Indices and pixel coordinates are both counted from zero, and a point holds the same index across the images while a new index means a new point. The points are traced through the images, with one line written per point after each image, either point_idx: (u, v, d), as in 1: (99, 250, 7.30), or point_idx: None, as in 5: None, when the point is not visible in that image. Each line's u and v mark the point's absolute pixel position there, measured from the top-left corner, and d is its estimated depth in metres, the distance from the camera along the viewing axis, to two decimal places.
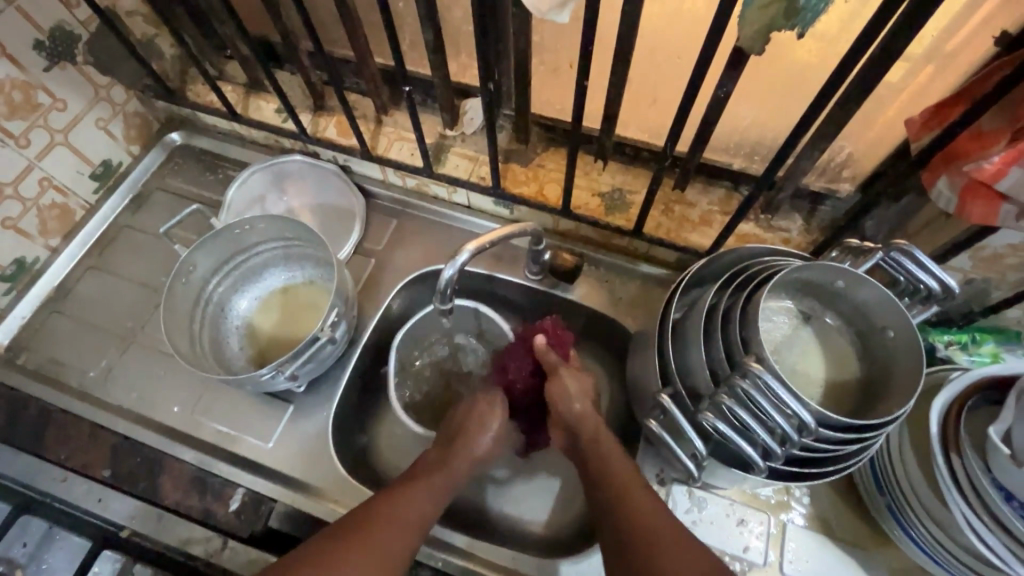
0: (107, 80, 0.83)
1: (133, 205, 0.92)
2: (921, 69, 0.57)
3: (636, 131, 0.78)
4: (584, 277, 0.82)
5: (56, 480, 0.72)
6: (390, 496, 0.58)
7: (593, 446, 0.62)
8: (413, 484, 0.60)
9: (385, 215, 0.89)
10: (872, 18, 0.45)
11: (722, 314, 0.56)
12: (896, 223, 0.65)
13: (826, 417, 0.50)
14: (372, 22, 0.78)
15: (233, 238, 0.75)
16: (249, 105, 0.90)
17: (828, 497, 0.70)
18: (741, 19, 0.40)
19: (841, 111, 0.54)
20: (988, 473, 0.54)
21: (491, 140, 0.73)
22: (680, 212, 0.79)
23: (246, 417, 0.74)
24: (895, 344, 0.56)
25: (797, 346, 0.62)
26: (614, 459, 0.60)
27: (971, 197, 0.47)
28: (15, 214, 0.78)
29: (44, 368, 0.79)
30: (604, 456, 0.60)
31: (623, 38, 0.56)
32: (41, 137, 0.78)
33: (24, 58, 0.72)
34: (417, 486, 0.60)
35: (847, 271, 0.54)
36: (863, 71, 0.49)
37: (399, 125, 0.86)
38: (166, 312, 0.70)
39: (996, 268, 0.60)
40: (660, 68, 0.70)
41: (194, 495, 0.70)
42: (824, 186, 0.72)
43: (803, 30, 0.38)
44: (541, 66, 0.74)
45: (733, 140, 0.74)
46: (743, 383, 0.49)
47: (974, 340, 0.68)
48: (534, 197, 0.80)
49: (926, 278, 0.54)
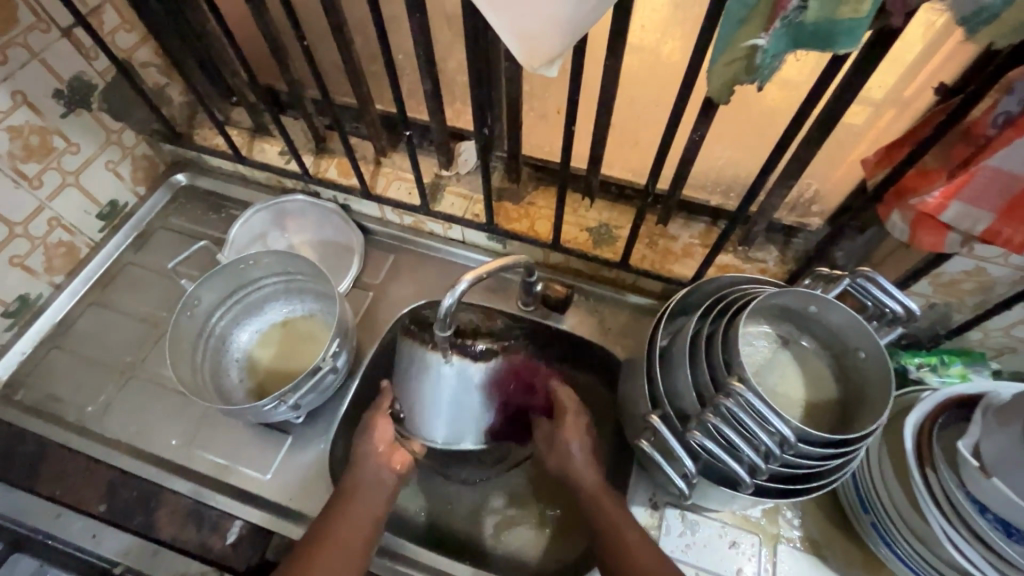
0: (119, 125, 0.88)
1: (137, 242, 0.94)
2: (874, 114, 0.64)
3: (619, 170, 0.83)
4: (575, 308, 0.86)
5: (50, 516, 0.71)
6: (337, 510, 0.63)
7: (592, 503, 0.65)
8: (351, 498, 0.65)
9: (383, 250, 0.93)
10: (823, 71, 0.51)
11: (706, 340, 0.60)
12: (864, 253, 0.70)
13: (806, 433, 0.53)
14: (374, 72, 0.85)
15: (238, 273, 0.78)
16: (254, 148, 0.94)
17: (817, 519, 0.71)
18: (709, 74, 0.45)
19: (804, 151, 0.60)
20: (962, 486, 0.58)
21: (485, 179, 0.78)
22: (664, 245, 0.83)
23: (244, 449, 0.75)
24: (867, 365, 0.60)
25: (777, 368, 0.65)
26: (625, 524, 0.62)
27: (922, 227, 0.51)
28: (23, 251, 0.80)
29: (41, 403, 0.80)
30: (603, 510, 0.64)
31: (607, 87, 0.62)
32: (54, 179, 0.81)
33: (43, 106, 0.77)
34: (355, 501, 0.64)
35: (819, 296, 0.58)
36: (822, 116, 0.55)
37: (397, 166, 0.91)
38: (171, 343, 0.72)
39: (954, 292, 0.65)
40: (640, 114, 0.77)
41: (190, 528, 0.70)
42: (795, 220, 0.77)
43: (762, 84, 0.42)
44: (530, 112, 0.81)
45: (709, 178, 0.80)
46: (727, 402, 0.53)
47: (944, 362, 0.71)
48: (526, 232, 0.85)
49: (891, 303, 0.58)
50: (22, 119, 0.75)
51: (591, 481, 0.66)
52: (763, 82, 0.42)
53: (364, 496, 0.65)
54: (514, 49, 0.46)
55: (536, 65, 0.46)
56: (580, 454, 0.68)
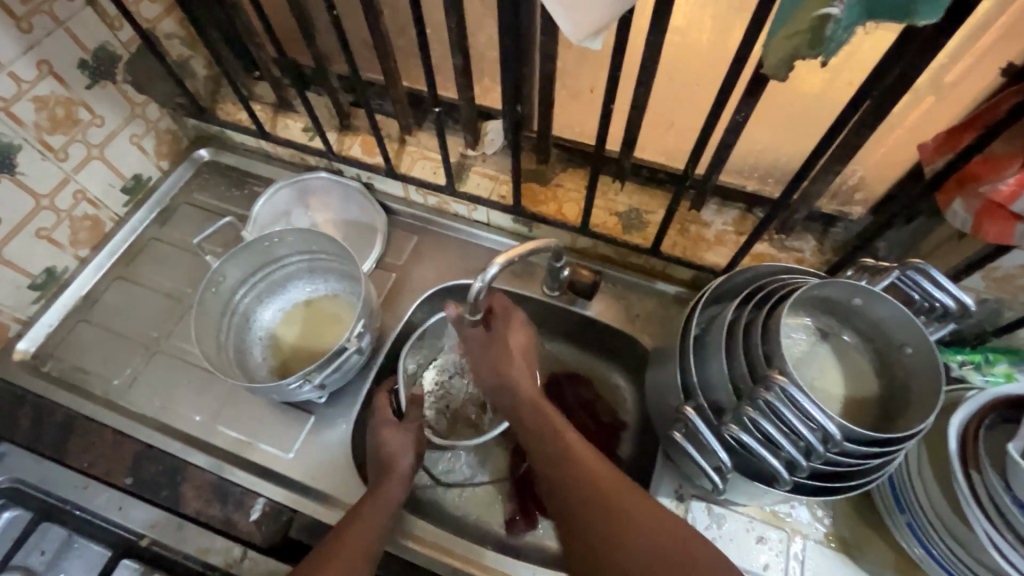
0: (143, 98, 0.86)
1: (160, 217, 0.94)
2: (921, 100, 0.60)
3: (653, 153, 0.80)
4: (601, 294, 0.84)
5: (78, 487, 0.71)
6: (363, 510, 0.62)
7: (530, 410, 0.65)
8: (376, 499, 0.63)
9: (406, 231, 0.92)
10: (892, 46, 0.47)
11: (744, 329, 0.58)
12: (910, 244, 0.67)
13: (850, 431, 0.51)
14: (402, 47, 0.82)
15: (262, 251, 0.77)
16: (277, 124, 0.93)
17: (848, 517, 0.69)
18: (765, 47, 0.42)
19: (857, 134, 0.57)
20: (1008, 491, 0.55)
21: (515, 160, 0.75)
22: (695, 231, 0.81)
23: (266, 426, 0.75)
24: (913, 361, 0.57)
25: (816, 362, 0.63)
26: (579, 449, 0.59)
27: (987, 217, 0.48)
28: (49, 224, 0.80)
29: (68, 375, 0.80)
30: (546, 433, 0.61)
31: (649, 63, 0.59)
32: (79, 151, 0.81)
33: (68, 76, 0.76)
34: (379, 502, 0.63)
35: (866, 289, 0.55)
36: (881, 99, 0.52)
37: (422, 144, 0.89)
38: (197, 320, 0.71)
39: (1009, 288, 0.62)
40: (677, 95, 0.74)
41: (215, 504, 0.70)
42: (836, 208, 0.74)
43: (827, 59, 0.39)
44: (563, 91, 0.78)
45: (747, 162, 0.77)
46: (768, 395, 0.51)
47: (988, 360, 0.68)
48: (553, 215, 0.83)
49: (942, 296, 0.56)
50: (48, 89, 0.74)
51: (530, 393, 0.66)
52: (828, 57, 0.39)
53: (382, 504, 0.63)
54: (557, 18, 0.43)
55: (581, 37, 0.43)
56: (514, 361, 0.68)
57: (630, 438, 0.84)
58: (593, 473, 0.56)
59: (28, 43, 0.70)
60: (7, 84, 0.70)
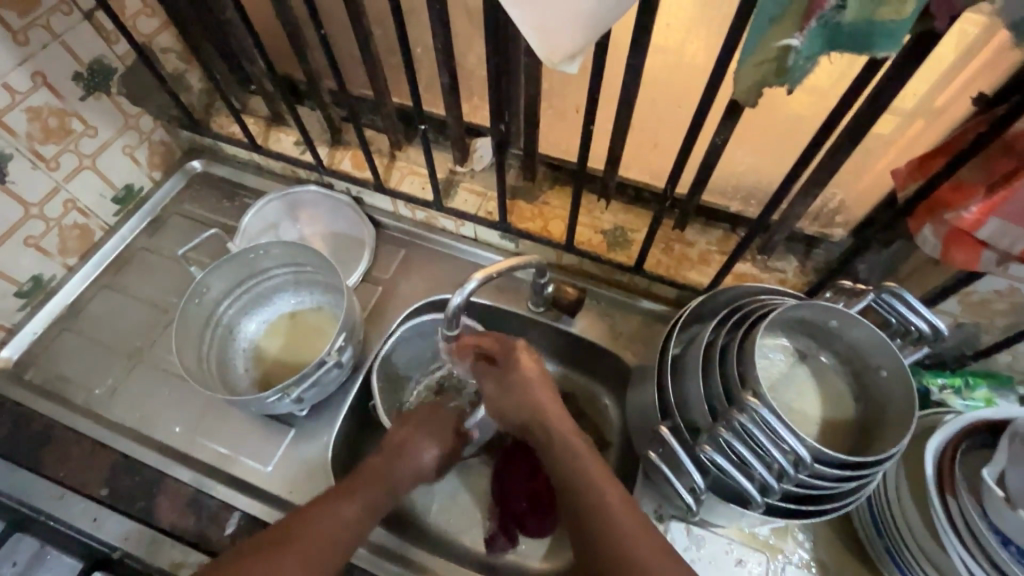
0: (137, 110, 0.88)
1: (150, 227, 0.95)
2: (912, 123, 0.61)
3: (638, 173, 0.82)
4: (586, 311, 0.85)
5: (53, 497, 0.70)
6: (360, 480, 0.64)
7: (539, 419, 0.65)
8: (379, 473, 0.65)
9: (394, 244, 0.93)
10: (861, 74, 0.48)
11: (720, 352, 0.58)
12: (888, 268, 0.67)
13: (822, 453, 0.51)
14: (393, 65, 0.84)
15: (247, 263, 0.77)
16: (270, 137, 0.94)
17: (828, 540, 0.69)
18: (735, 75, 0.43)
19: (832, 160, 0.58)
20: (985, 517, 0.55)
21: (500, 178, 0.76)
22: (680, 250, 0.81)
23: (245, 438, 0.75)
24: (888, 384, 0.57)
25: (793, 383, 0.63)
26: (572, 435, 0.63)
27: (955, 243, 0.49)
28: (38, 232, 0.81)
29: (50, 383, 0.80)
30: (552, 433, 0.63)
31: (629, 85, 0.60)
32: (71, 161, 0.82)
33: (63, 88, 0.77)
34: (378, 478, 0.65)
35: (840, 311, 0.55)
36: (853, 124, 0.53)
37: (411, 160, 0.90)
38: (179, 330, 0.72)
39: (984, 313, 0.62)
40: (661, 116, 0.75)
41: (190, 517, 0.69)
42: (818, 231, 0.75)
43: (793, 87, 0.40)
44: (549, 110, 0.80)
45: (730, 183, 0.78)
46: (740, 417, 0.51)
47: (967, 385, 0.69)
48: (539, 232, 0.84)
49: (917, 321, 0.56)
50: (42, 101, 0.75)
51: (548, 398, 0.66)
52: (794, 85, 0.40)
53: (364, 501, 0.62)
54: (532, 42, 0.44)
55: (555, 61, 0.44)
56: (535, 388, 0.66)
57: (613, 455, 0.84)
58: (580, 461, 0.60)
59: (24, 55, 0.71)
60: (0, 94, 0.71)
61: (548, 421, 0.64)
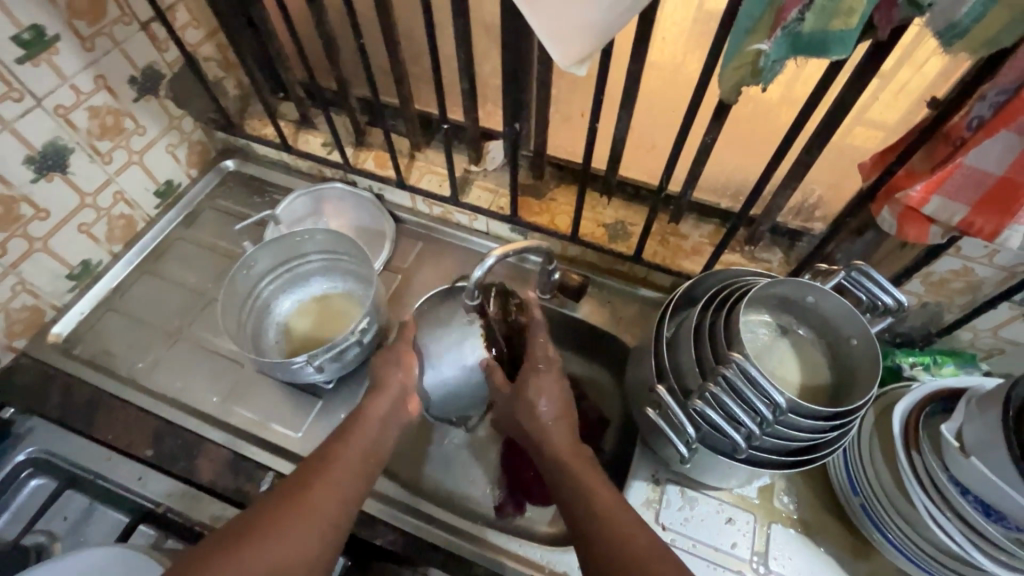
0: (180, 112, 0.96)
1: (186, 220, 1.02)
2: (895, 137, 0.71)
3: (636, 172, 0.90)
4: (590, 298, 0.93)
5: (101, 458, 0.78)
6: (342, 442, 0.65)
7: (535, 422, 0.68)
8: (355, 435, 0.66)
9: (412, 238, 1.01)
10: (828, 78, 0.57)
11: (709, 323, 0.66)
12: (862, 255, 0.75)
13: (798, 404, 0.58)
14: (416, 73, 0.93)
15: (291, 244, 0.85)
16: (299, 138, 1.02)
17: (810, 502, 0.76)
18: (720, 76, 0.51)
19: (807, 155, 0.66)
20: (945, 469, 0.62)
21: (512, 174, 0.84)
22: (675, 242, 0.89)
23: (277, 408, 0.82)
24: (858, 351, 0.65)
25: (776, 354, 0.71)
26: (557, 430, 0.67)
27: (907, 221, 0.56)
28: (90, 220, 0.89)
29: (96, 358, 0.87)
30: (546, 427, 0.68)
31: (630, 89, 0.69)
32: (121, 156, 0.90)
33: (120, 90, 0.85)
34: (357, 438, 0.66)
35: (815, 286, 0.63)
36: (825, 121, 0.61)
37: (430, 159, 0.98)
38: (225, 293, 0.80)
39: (945, 292, 0.70)
40: (658, 120, 0.84)
41: (228, 476, 0.75)
42: (800, 224, 0.84)
43: (767, 85, 0.49)
44: (557, 114, 0.88)
45: (720, 182, 0.87)
46: (728, 372, 0.58)
47: (936, 362, 0.76)
48: (547, 225, 0.92)
49: (882, 295, 0.63)
50: (101, 101, 0.83)
51: (555, 405, 0.69)
52: (768, 83, 0.49)
53: (338, 482, 0.61)
54: (548, 47, 0.52)
55: (568, 63, 0.52)
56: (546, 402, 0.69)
57: (614, 432, 0.91)
58: (561, 450, 0.65)
59: (90, 60, 0.80)
60: (68, 94, 0.79)
61: (539, 421, 0.68)
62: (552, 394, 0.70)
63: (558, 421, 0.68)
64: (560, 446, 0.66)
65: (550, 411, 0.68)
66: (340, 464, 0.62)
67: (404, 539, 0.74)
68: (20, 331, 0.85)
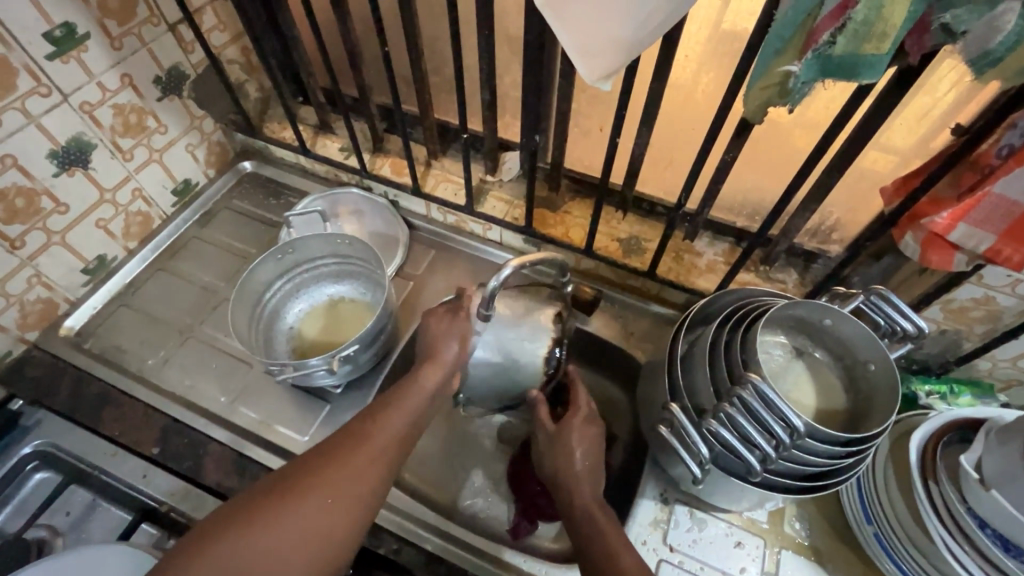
0: (201, 113, 0.97)
1: (202, 219, 1.03)
2: (910, 161, 0.71)
3: (652, 188, 0.90)
4: (601, 312, 0.92)
5: (107, 454, 0.77)
6: (381, 415, 0.63)
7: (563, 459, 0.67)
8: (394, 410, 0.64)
9: (426, 245, 1.01)
10: (851, 101, 0.57)
11: (724, 342, 0.65)
12: (879, 279, 0.75)
13: (814, 428, 0.57)
14: (436, 83, 0.93)
15: (334, 242, 0.86)
16: (317, 143, 1.03)
17: (821, 529, 0.74)
18: (746, 96, 0.51)
19: (827, 177, 0.66)
20: (964, 502, 0.61)
21: (529, 186, 0.85)
22: (689, 260, 0.89)
23: (283, 411, 0.82)
24: (875, 376, 0.64)
25: (791, 376, 0.70)
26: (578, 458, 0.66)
27: (931, 248, 0.56)
28: (108, 216, 0.89)
29: (107, 353, 0.87)
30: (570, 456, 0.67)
31: (652, 106, 0.69)
32: (142, 154, 0.90)
33: (145, 89, 0.86)
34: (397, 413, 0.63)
35: (834, 309, 0.62)
36: (847, 144, 0.61)
37: (446, 168, 0.99)
38: (262, 264, 0.82)
39: (964, 320, 0.69)
40: (676, 137, 0.84)
41: (233, 477, 0.75)
42: (816, 246, 0.83)
43: (793, 106, 0.49)
44: (575, 128, 0.88)
45: (736, 201, 0.87)
46: (744, 393, 0.57)
47: (952, 391, 0.75)
48: (561, 237, 0.91)
49: (903, 321, 0.61)
50: (126, 99, 0.84)
51: (588, 438, 0.68)
52: (794, 104, 0.49)
53: (372, 455, 0.59)
54: (576, 62, 0.52)
55: (594, 78, 0.52)
56: (581, 451, 0.67)
57: (621, 448, 0.89)
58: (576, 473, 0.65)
59: (117, 58, 0.81)
60: (94, 91, 0.80)
61: (562, 458, 0.67)
62: (583, 432, 0.69)
63: (582, 445, 0.68)
64: (580, 471, 0.65)
65: (578, 445, 0.67)
66: (376, 436, 0.60)
67: (406, 548, 0.74)
68: (33, 323, 0.85)
